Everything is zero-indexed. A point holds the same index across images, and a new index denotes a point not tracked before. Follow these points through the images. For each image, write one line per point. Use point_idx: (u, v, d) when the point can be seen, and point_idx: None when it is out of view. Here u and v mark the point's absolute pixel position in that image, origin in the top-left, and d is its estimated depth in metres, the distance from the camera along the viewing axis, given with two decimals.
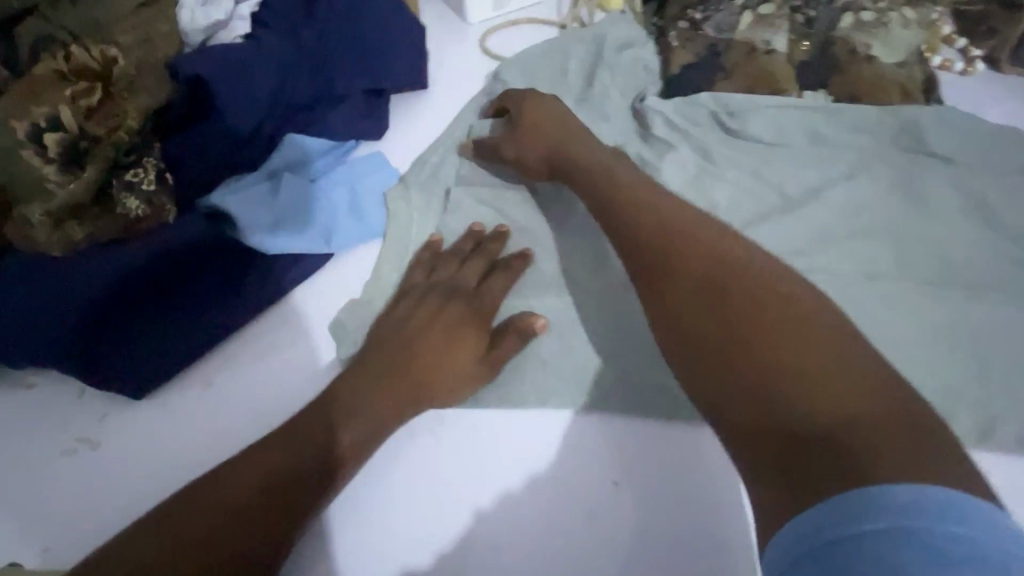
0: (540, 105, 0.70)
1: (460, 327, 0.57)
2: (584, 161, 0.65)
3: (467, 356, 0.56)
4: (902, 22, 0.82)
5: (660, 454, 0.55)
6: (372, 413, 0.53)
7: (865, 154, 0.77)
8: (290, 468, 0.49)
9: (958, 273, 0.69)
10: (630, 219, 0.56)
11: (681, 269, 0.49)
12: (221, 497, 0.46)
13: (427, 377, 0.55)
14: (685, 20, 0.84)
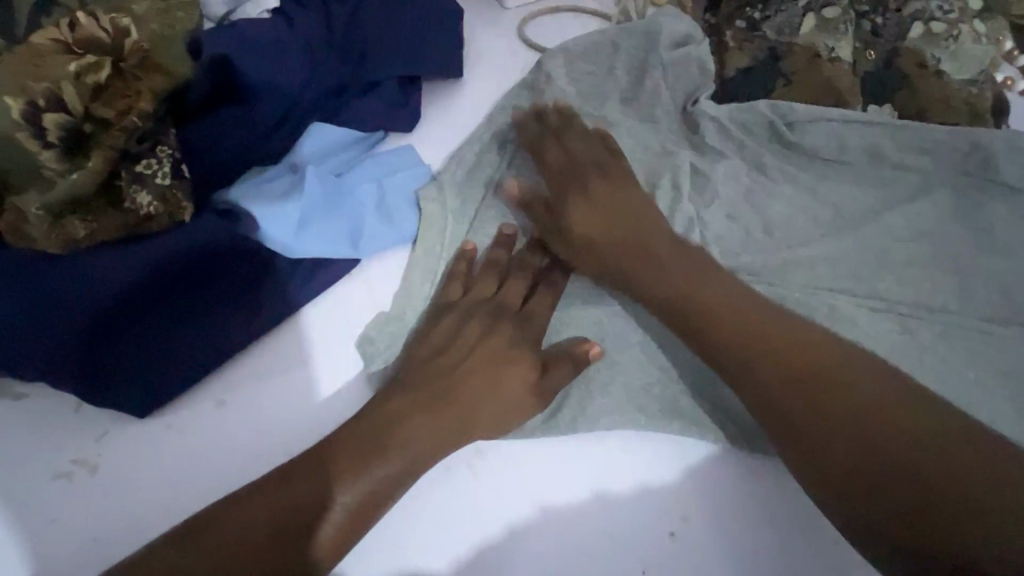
0: (592, 214, 0.59)
1: (509, 352, 0.52)
2: (661, 282, 0.54)
3: (514, 384, 0.51)
4: (972, 36, 0.77)
5: (716, 500, 0.51)
6: (408, 442, 0.47)
7: (927, 177, 0.72)
8: (276, 527, 0.42)
9: (1020, 312, 0.65)
10: (714, 324, 0.51)
11: (783, 375, 0.48)
12: (196, 554, 0.40)
13: (470, 407, 0.49)
14: (743, 19, 0.78)
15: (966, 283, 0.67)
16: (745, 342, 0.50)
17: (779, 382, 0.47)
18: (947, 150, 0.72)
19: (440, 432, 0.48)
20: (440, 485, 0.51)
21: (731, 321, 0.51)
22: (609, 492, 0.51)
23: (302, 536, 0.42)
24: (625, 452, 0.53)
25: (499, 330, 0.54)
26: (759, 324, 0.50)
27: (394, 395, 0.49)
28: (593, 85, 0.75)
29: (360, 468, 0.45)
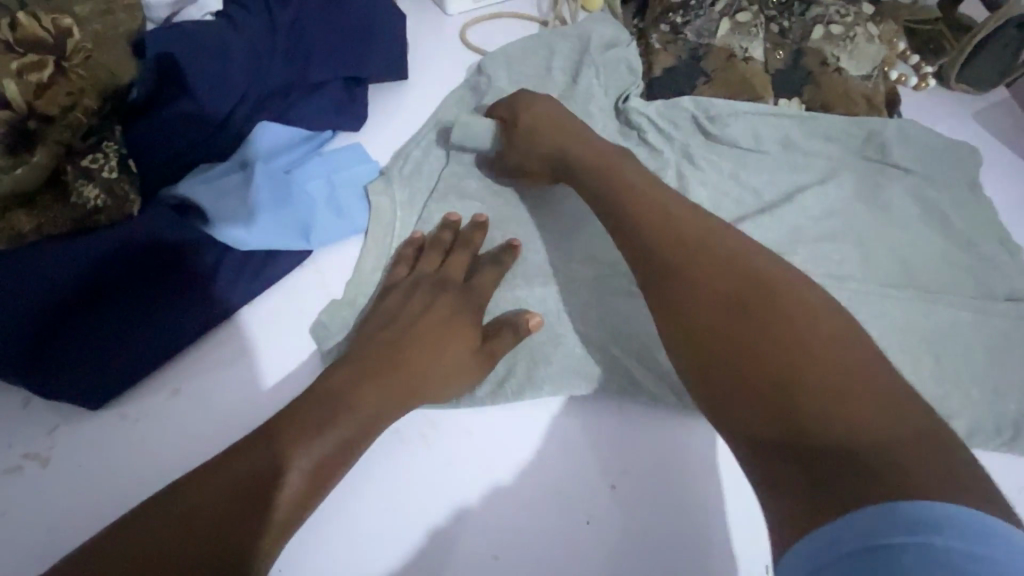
0: (543, 120, 0.65)
1: (454, 321, 0.56)
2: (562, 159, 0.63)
3: (461, 351, 0.55)
4: (867, 36, 0.86)
5: (651, 454, 0.55)
6: (368, 408, 0.49)
7: (833, 162, 0.80)
8: (224, 514, 0.41)
9: (913, 276, 0.73)
10: (681, 274, 0.49)
11: (726, 294, 0.47)
12: (137, 560, 0.38)
13: (421, 378, 0.53)
14: (666, 23, 0.85)
15: (870, 252, 0.75)
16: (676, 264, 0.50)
17: (687, 262, 0.49)
18: (846, 139, 0.81)
19: (384, 405, 0.50)
20: (396, 462, 0.54)
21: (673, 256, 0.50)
22: (555, 457, 0.55)
23: (253, 521, 0.42)
24: (569, 419, 0.57)
25: (444, 303, 0.56)
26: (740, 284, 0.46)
27: (339, 374, 0.51)
28: (531, 85, 0.79)
29: (313, 437, 0.46)
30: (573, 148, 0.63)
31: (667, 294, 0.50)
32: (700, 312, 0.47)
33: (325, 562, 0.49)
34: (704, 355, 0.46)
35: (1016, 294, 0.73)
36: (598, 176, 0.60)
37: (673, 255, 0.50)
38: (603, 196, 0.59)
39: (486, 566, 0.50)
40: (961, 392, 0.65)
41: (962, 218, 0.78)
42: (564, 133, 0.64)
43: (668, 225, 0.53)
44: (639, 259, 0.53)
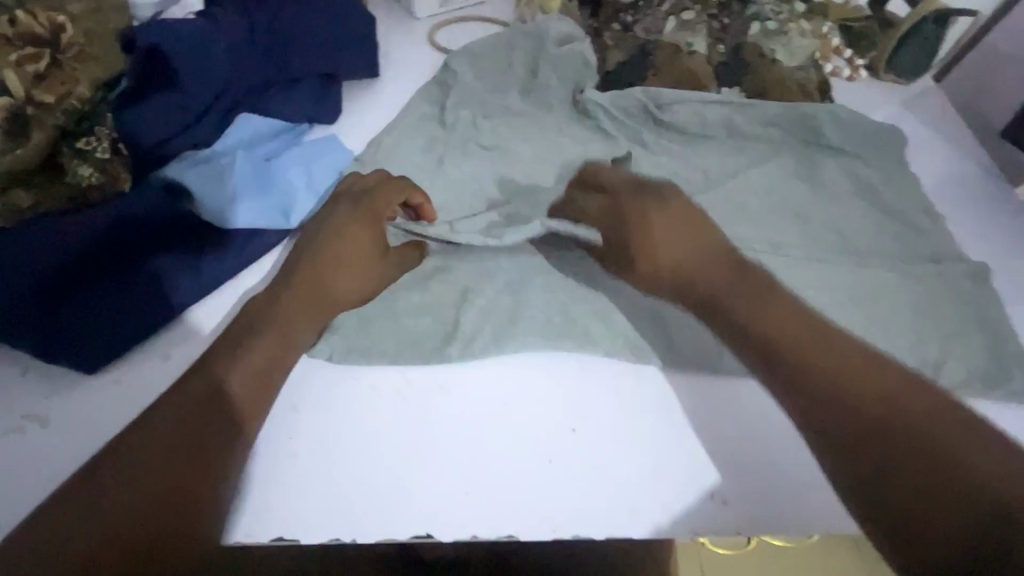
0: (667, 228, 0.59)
1: (351, 228, 0.61)
2: (691, 267, 0.57)
3: (361, 252, 0.60)
4: (799, 31, 0.94)
5: (611, 401, 0.60)
6: (277, 333, 0.54)
7: (774, 144, 0.88)
8: (184, 434, 0.46)
9: (845, 243, 0.80)
10: (779, 331, 0.49)
11: (834, 357, 0.46)
12: (109, 481, 0.43)
13: (329, 284, 0.58)
14: (617, 22, 0.93)
15: (807, 222, 0.81)
16: (833, 379, 0.44)
17: (786, 321, 0.50)
18: (783, 123, 0.88)
19: (303, 316, 0.57)
20: (369, 415, 0.58)
21: (825, 374, 0.45)
22: (517, 404, 0.59)
23: (211, 435, 0.47)
24: (534, 371, 0.62)
25: (344, 217, 0.62)
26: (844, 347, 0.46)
27: (260, 299, 0.56)
28: (495, 80, 0.85)
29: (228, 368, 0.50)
30: (701, 247, 0.58)
31: (773, 353, 0.49)
32: (814, 370, 0.46)
33: (305, 503, 0.53)
34: (884, 487, 0.40)
35: (938, 256, 0.80)
36: (717, 281, 0.56)
37: (817, 351, 0.47)
38: (737, 305, 0.53)
39: (459, 503, 0.54)
40: (890, 342, 0.71)
41: (890, 190, 0.85)
42: (690, 224, 0.59)
43: (805, 337, 0.48)
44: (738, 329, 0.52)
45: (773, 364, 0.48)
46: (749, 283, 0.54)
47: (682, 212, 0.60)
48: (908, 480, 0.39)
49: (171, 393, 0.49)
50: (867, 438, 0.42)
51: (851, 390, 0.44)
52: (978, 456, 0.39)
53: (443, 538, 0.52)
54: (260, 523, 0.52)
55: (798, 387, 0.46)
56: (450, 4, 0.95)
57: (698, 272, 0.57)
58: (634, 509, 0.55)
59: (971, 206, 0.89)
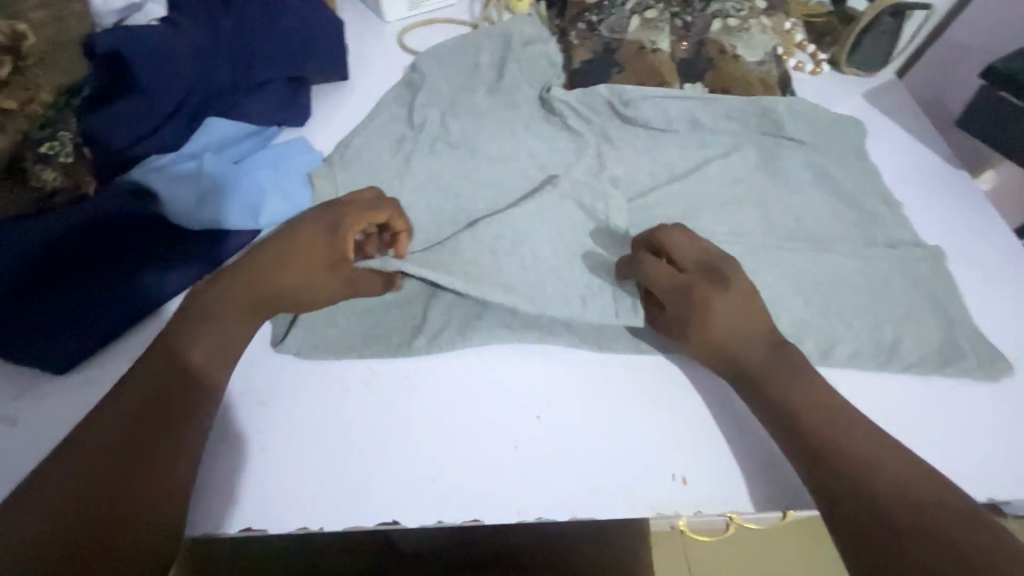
0: (725, 303, 0.60)
1: (304, 246, 0.57)
2: (735, 338, 0.59)
3: (311, 270, 0.57)
4: (760, 27, 0.96)
5: (577, 388, 0.62)
6: (225, 325, 0.55)
7: (736, 138, 0.90)
8: (126, 446, 0.47)
9: (806, 231, 0.82)
10: (784, 391, 0.56)
11: (824, 418, 0.54)
12: (50, 495, 0.44)
13: (274, 294, 0.57)
14: (583, 22, 0.94)
15: (768, 212, 0.84)
16: (855, 466, 0.51)
17: (790, 382, 0.57)
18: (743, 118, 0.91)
19: (244, 322, 0.56)
20: (338, 408, 0.59)
21: (849, 458, 0.51)
22: (486, 395, 0.61)
23: (153, 443, 0.47)
24: (500, 360, 0.63)
25: (299, 232, 0.58)
26: (833, 410, 0.55)
27: (201, 295, 0.56)
28: (462, 80, 0.87)
29: (181, 354, 0.52)
30: (754, 327, 0.60)
31: (780, 407, 0.56)
32: (809, 427, 0.54)
33: (275, 491, 0.55)
34: (885, 560, 0.46)
35: (894, 243, 0.82)
36: (750, 351, 0.59)
37: (813, 410, 0.55)
38: (760, 369, 0.58)
39: (424, 488, 0.56)
40: (848, 326, 0.73)
41: (849, 180, 0.88)
42: (745, 300, 0.60)
43: (837, 422, 0.54)
44: (750, 385, 0.59)
45: (785, 422, 0.56)
46: (795, 368, 0.58)
47: (739, 286, 0.61)
48: (882, 523, 0.47)
49: (125, 378, 0.51)
50: (875, 519, 0.48)
51: (866, 472, 0.50)
52: (940, 513, 0.47)
53: (409, 522, 0.54)
54: (231, 514, 0.53)
55: (816, 459, 0.53)
56: (419, 6, 0.97)
57: (740, 345, 0.59)
58: (593, 490, 0.56)
59: (929, 195, 0.91)
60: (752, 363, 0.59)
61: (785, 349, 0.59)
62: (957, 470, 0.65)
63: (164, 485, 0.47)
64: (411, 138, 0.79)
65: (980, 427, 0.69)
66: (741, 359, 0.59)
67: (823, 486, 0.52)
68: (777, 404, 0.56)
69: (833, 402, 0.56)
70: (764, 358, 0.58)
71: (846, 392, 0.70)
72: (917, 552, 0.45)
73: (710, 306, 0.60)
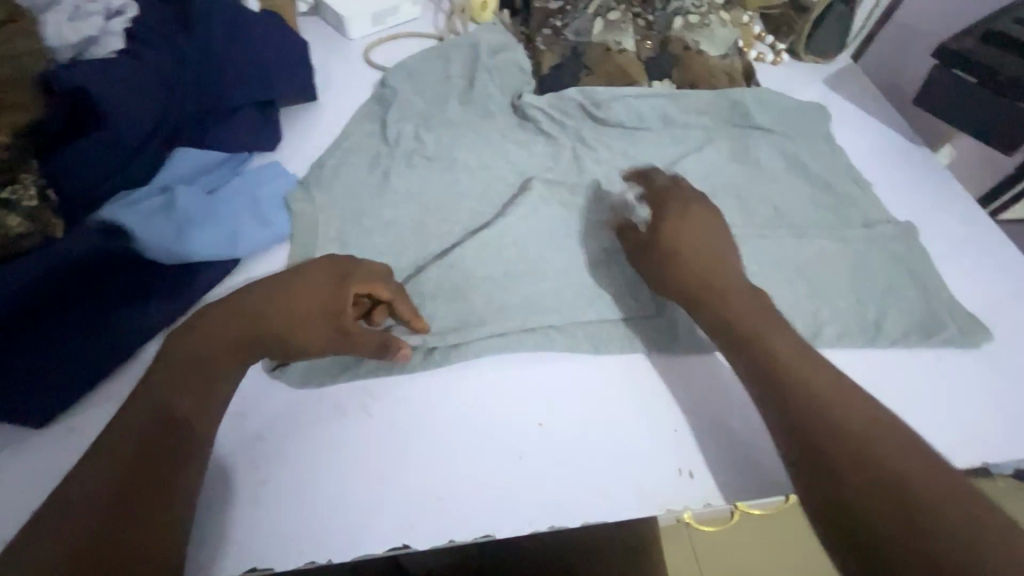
0: (686, 243, 0.64)
1: (319, 289, 0.58)
2: (694, 283, 0.61)
3: (318, 314, 0.56)
4: (721, 22, 0.96)
5: (577, 392, 0.62)
6: (214, 364, 0.53)
7: (708, 130, 0.91)
8: (116, 490, 0.45)
9: (783, 217, 0.84)
10: (741, 328, 0.57)
11: (778, 350, 0.54)
12: (35, 553, 0.41)
13: (277, 328, 0.55)
14: (548, 28, 0.95)
15: (746, 201, 0.85)
16: (812, 404, 0.50)
17: (745, 320, 0.58)
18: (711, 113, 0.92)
19: (232, 361, 0.54)
20: (329, 434, 0.58)
21: (802, 394, 0.50)
22: (487, 408, 0.60)
23: (143, 489, 0.45)
24: (498, 372, 0.63)
25: (317, 273, 0.59)
26: (788, 346, 0.55)
27: (187, 333, 0.54)
28: (434, 93, 0.87)
29: (167, 399, 0.50)
30: (721, 278, 0.61)
31: (738, 341, 0.57)
32: (764, 360, 0.54)
33: (281, 529, 0.53)
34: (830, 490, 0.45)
35: (868, 222, 0.84)
36: (709, 292, 0.61)
37: (768, 346, 0.55)
38: (717, 308, 0.59)
39: (431, 507, 0.54)
40: (832, 306, 0.75)
41: (820, 163, 0.90)
42: (712, 256, 0.63)
43: (803, 363, 0.53)
44: (710, 323, 0.60)
45: (743, 353, 0.56)
46: (764, 313, 0.58)
47: (706, 239, 0.65)
48: (831, 443, 0.47)
49: (114, 427, 0.48)
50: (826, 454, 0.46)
51: (825, 408, 0.49)
52: (888, 439, 0.46)
53: (420, 545, 0.53)
54: (229, 556, 0.51)
55: (771, 386, 0.52)
56: (383, 23, 0.97)
57: (701, 280, 0.61)
58: (601, 492, 0.56)
59: (897, 171, 0.94)
60: (722, 310, 0.59)
61: (743, 295, 0.60)
62: (948, 442, 0.67)
63: (159, 537, 0.44)
64: (387, 154, 0.78)
65: (965, 392, 0.71)
66: (699, 299, 0.61)
67: (784, 422, 0.50)
68: (745, 345, 0.56)
69: (789, 337, 0.56)
70: (733, 306, 0.59)
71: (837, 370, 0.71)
72: (866, 484, 0.44)
73: (671, 246, 0.65)
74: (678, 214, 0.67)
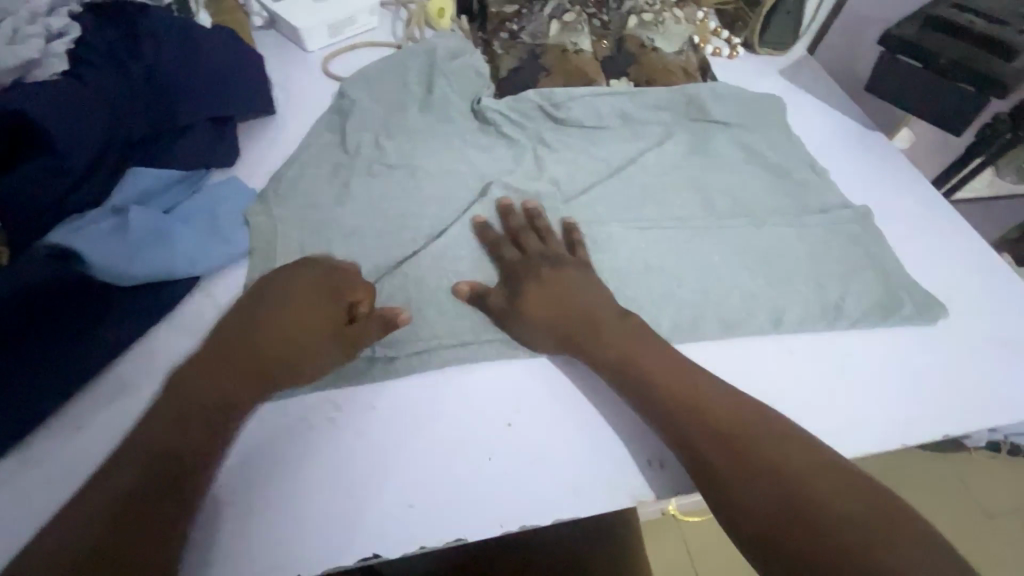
0: (559, 288, 0.64)
1: (309, 300, 0.60)
2: (608, 352, 0.59)
3: (319, 321, 0.59)
4: (674, 19, 1.00)
5: (546, 390, 0.62)
6: (219, 399, 0.53)
7: (666, 125, 0.92)
8: (106, 523, 0.44)
9: (744, 207, 0.85)
10: (660, 395, 0.55)
11: (703, 418, 0.53)
12: None
13: (278, 356, 0.57)
14: (505, 31, 0.96)
15: (707, 192, 0.86)
16: (750, 472, 0.48)
17: (662, 386, 0.56)
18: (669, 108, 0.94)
19: (243, 404, 0.55)
20: (295, 447, 0.57)
21: (737, 468, 0.49)
22: (458, 414, 0.60)
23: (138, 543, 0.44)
24: (469, 376, 0.63)
25: (299, 283, 0.61)
26: (707, 403, 0.54)
27: (184, 380, 0.54)
28: (393, 100, 0.87)
29: (166, 446, 0.49)
30: (593, 312, 0.62)
31: (657, 412, 0.55)
32: (688, 433, 0.53)
33: (250, 545, 0.52)
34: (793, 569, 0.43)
35: (825, 207, 0.86)
36: (603, 352, 0.60)
37: (687, 408, 0.54)
38: (631, 366, 0.58)
39: (403, 514, 0.54)
40: (793, 292, 0.76)
41: (777, 151, 0.92)
42: (594, 303, 0.63)
43: (690, 397, 0.55)
44: (612, 380, 0.59)
45: (668, 422, 0.54)
46: (643, 342, 0.60)
47: (584, 280, 0.65)
48: (786, 519, 0.45)
49: (97, 477, 0.47)
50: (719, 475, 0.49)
51: (710, 429, 0.52)
52: (830, 495, 0.45)
53: (391, 553, 0.53)
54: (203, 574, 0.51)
55: (708, 468, 0.50)
56: (340, 34, 0.97)
57: (578, 327, 0.61)
58: (568, 489, 0.56)
59: (852, 157, 0.97)
60: (631, 364, 0.58)
61: (648, 349, 0.59)
62: (909, 418, 0.68)
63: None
64: (346, 164, 0.78)
65: (925, 369, 0.72)
66: (591, 356, 0.60)
67: (694, 462, 0.52)
68: (626, 382, 0.58)
69: (703, 392, 0.55)
70: (606, 341, 0.60)
71: (800, 354, 0.72)
72: (759, 496, 0.47)
73: (539, 296, 0.64)
74: (538, 266, 0.67)
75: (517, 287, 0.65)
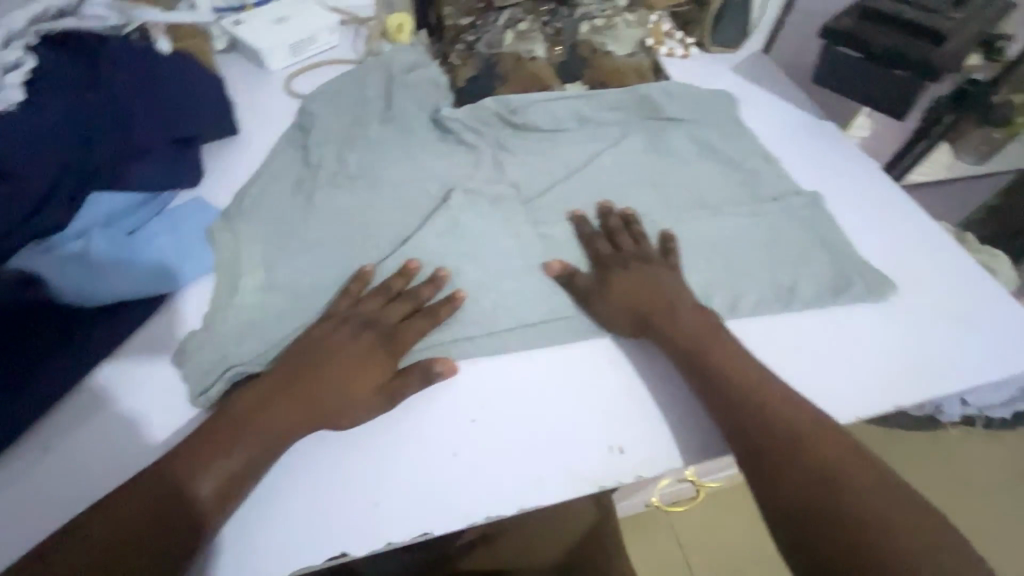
0: (633, 280, 0.68)
1: (368, 355, 0.61)
2: (681, 337, 0.63)
3: (371, 380, 0.59)
4: (625, 23, 1.04)
5: (509, 386, 0.64)
6: (266, 436, 0.54)
7: (622, 124, 0.95)
8: (140, 529, 0.47)
9: (699, 199, 0.88)
10: (725, 383, 0.59)
11: (761, 412, 0.56)
12: None
13: (320, 403, 0.57)
14: (461, 43, 1.00)
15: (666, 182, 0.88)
16: (788, 460, 0.52)
17: (727, 380, 0.59)
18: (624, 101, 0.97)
19: (280, 448, 0.55)
20: None
21: (785, 459, 0.53)
22: (430, 416, 0.61)
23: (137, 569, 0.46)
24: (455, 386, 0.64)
25: (365, 338, 0.62)
26: (772, 401, 0.57)
27: (226, 415, 0.55)
28: (353, 114, 0.89)
29: (188, 482, 0.50)
30: (671, 303, 0.66)
31: (723, 399, 0.58)
32: (746, 420, 0.56)
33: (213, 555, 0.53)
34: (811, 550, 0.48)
35: (777, 195, 0.89)
36: (676, 341, 0.63)
37: (751, 400, 0.57)
38: (701, 355, 0.61)
39: (365, 514, 0.55)
40: (747, 277, 0.79)
41: (731, 143, 0.94)
42: (671, 297, 0.66)
43: (751, 396, 0.57)
44: (680, 366, 0.62)
45: (727, 410, 0.58)
46: (716, 339, 0.62)
47: (660, 281, 0.68)
48: (812, 509, 0.49)
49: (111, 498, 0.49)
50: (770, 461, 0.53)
51: (764, 414, 0.56)
52: (868, 492, 0.49)
53: (355, 551, 0.54)
54: None
55: (756, 452, 0.54)
56: (302, 53, 0.99)
57: (657, 312, 0.65)
58: (533, 480, 0.58)
59: (804, 146, 1.00)
60: (699, 355, 0.61)
61: (720, 344, 0.62)
62: (863, 390, 0.71)
63: None
64: (308, 178, 0.80)
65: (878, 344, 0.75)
66: (659, 332, 0.64)
67: (743, 445, 0.55)
68: (691, 366, 0.61)
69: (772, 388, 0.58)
70: (680, 329, 0.64)
71: (757, 336, 0.75)
72: (806, 483, 0.51)
73: (614, 287, 0.68)
74: (631, 258, 0.71)
75: (591, 286, 0.69)
